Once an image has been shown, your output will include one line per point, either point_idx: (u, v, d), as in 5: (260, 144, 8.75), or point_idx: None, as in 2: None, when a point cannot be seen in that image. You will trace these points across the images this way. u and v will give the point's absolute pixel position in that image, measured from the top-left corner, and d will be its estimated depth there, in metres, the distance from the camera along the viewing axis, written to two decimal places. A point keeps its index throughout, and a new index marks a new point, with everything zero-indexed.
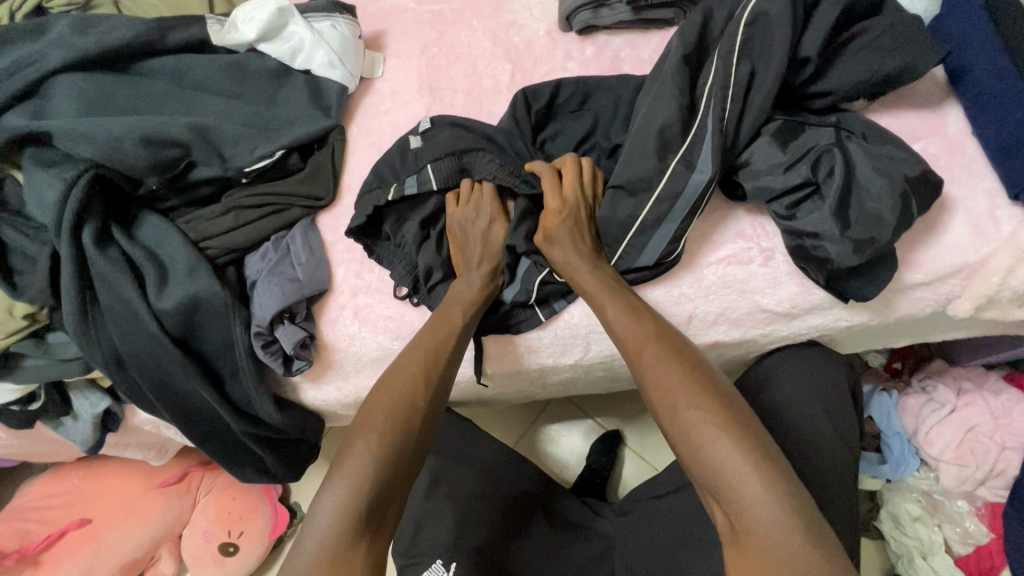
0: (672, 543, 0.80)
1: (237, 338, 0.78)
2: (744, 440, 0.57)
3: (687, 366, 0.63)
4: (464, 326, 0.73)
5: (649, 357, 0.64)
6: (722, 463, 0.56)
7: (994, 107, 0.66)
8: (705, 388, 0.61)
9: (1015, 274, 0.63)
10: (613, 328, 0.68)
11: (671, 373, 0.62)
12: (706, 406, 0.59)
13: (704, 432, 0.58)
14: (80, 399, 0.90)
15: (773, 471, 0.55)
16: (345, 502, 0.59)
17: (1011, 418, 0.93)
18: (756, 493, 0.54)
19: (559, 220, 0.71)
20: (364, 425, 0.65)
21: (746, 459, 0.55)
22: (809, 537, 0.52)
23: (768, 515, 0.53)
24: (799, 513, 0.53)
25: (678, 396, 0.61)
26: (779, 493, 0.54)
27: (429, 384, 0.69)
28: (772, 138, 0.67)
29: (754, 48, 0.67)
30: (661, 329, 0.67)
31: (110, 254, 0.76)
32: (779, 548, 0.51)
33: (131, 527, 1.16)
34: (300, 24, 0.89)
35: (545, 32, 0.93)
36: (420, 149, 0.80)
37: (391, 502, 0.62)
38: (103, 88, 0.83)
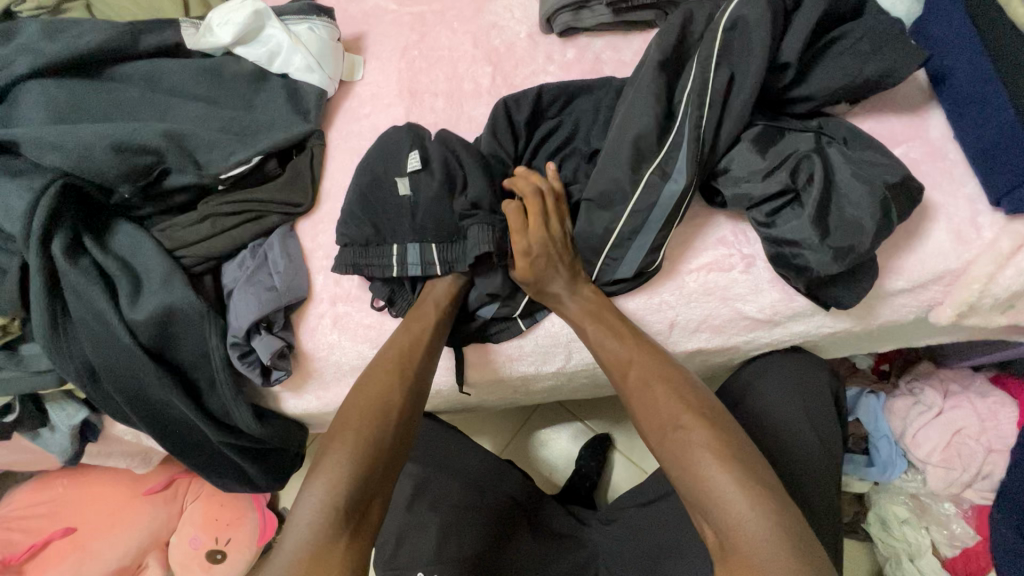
0: (657, 553, 0.79)
1: (213, 349, 0.77)
2: (734, 459, 0.56)
3: (676, 387, 0.63)
4: (439, 320, 0.73)
5: (636, 377, 0.65)
6: (710, 482, 0.56)
7: (975, 112, 0.65)
8: (695, 408, 0.61)
9: (997, 282, 0.63)
10: (599, 350, 0.67)
11: (656, 395, 0.63)
12: (694, 426, 0.59)
13: (693, 451, 0.58)
14: (56, 410, 0.89)
15: (762, 488, 0.54)
16: (320, 503, 0.58)
17: (997, 421, 0.93)
18: (743, 510, 0.53)
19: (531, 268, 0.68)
20: (345, 419, 0.65)
21: (734, 478, 0.55)
22: (800, 555, 0.50)
23: (757, 532, 0.52)
24: (789, 532, 0.52)
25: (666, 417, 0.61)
26: (767, 510, 0.53)
27: (404, 381, 0.68)
28: (752, 143, 0.66)
29: (732, 52, 0.66)
30: (647, 349, 0.67)
31: (81, 265, 0.75)
32: (769, 566, 0.50)
33: (115, 537, 1.14)
34: (277, 27, 0.87)
35: (525, 34, 0.92)
36: (415, 203, 0.73)
37: (373, 495, 0.61)
38: (73, 95, 0.82)
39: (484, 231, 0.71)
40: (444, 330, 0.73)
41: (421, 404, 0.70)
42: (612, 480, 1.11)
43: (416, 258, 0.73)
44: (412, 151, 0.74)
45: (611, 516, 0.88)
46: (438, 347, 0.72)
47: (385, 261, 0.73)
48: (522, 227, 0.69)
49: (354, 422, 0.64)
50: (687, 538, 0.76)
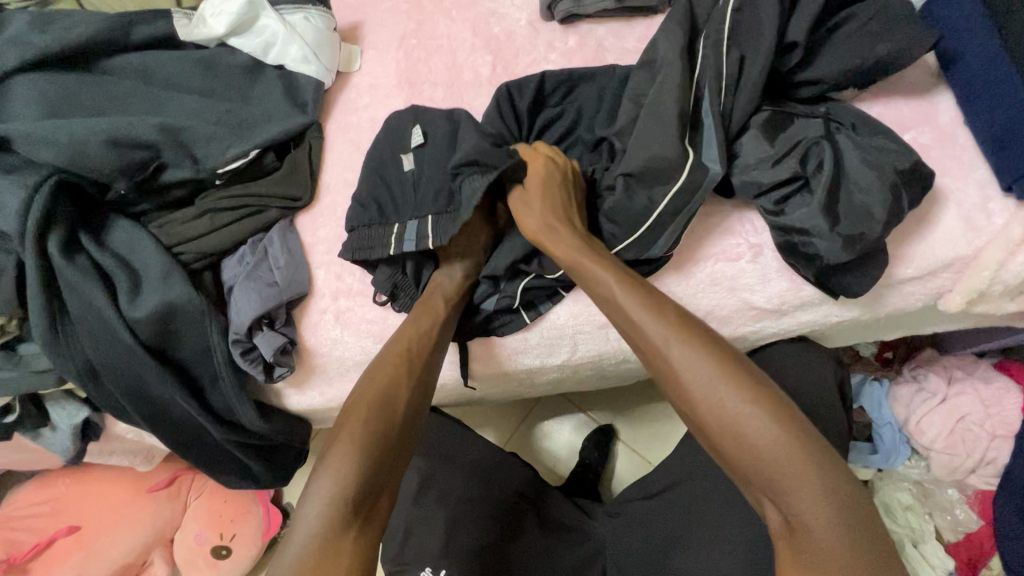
0: (667, 544, 0.79)
1: (215, 346, 0.76)
2: (796, 433, 0.52)
3: (724, 355, 0.56)
4: (447, 315, 0.72)
5: (679, 347, 0.57)
6: (777, 464, 0.51)
7: (987, 95, 0.64)
8: (748, 377, 0.55)
9: (1008, 268, 0.62)
10: (636, 319, 0.60)
11: (706, 366, 0.56)
12: (751, 401, 0.54)
13: (753, 435, 0.52)
14: (57, 410, 0.88)
15: (826, 469, 0.51)
16: (330, 496, 0.57)
17: (1002, 407, 0.93)
18: (813, 492, 0.50)
19: (541, 182, 0.69)
20: (354, 409, 0.64)
21: (801, 457, 0.51)
22: (866, 536, 0.49)
23: (827, 513, 0.50)
24: (854, 506, 0.50)
25: (720, 392, 0.54)
26: (834, 488, 0.50)
27: (410, 377, 0.67)
28: (760, 130, 0.65)
29: (741, 35, 0.65)
30: (681, 315, 0.60)
31: (78, 263, 0.74)
32: (840, 547, 0.49)
33: (119, 534, 1.14)
34: (272, 16, 0.86)
35: (526, 22, 0.90)
36: (417, 176, 0.75)
37: (382, 488, 0.61)
38: (65, 88, 0.80)
39: (470, 178, 0.68)
40: (450, 325, 0.73)
41: (427, 399, 0.69)
42: (616, 471, 1.11)
43: (412, 234, 0.71)
44: (416, 127, 0.77)
45: (617, 509, 0.88)
46: (444, 341, 0.72)
47: (385, 240, 0.72)
48: (547, 152, 0.72)
49: (363, 416, 0.63)
50: (697, 528, 0.77)
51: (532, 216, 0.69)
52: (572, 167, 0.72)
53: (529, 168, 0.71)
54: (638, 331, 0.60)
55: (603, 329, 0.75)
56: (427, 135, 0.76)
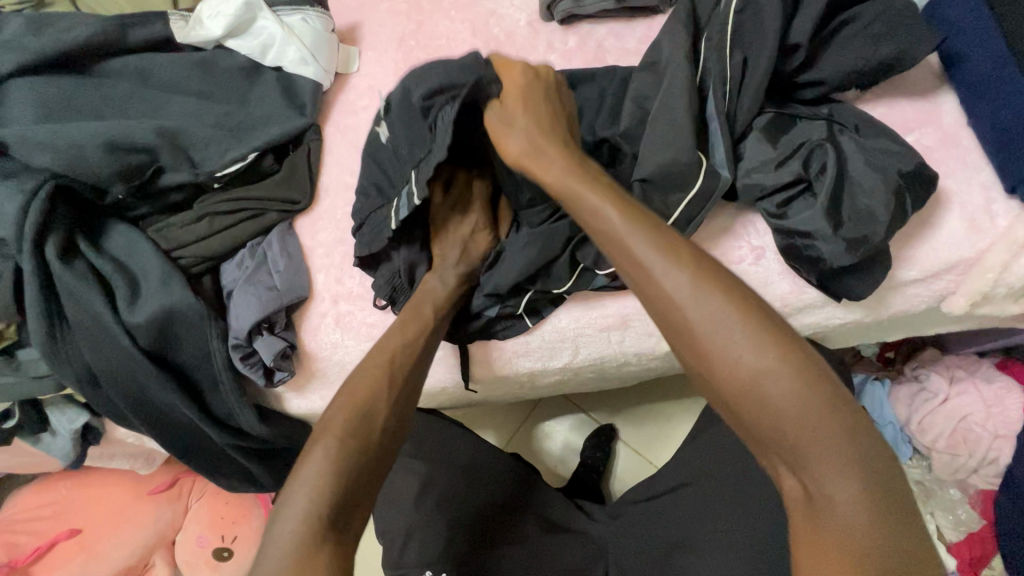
0: (667, 547, 0.79)
1: (215, 351, 0.76)
2: (815, 386, 0.45)
3: (735, 295, 0.48)
4: (436, 325, 0.71)
5: (683, 285, 0.49)
6: (792, 419, 0.45)
7: (991, 96, 0.64)
8: (763, 321, 0.47)
9: (1011, 270, 0.62)
10: (634, 256, 0.52)
11: (714, 306, 0.48)
12: (764, 347, 0.46)
13: (772, 391, 0.45)
14: (57, 415, 0.88)
15: (852, 431, 0.44)
16: (305, 508, 0.54)
17: (1003, 407, 0.91)
18: (833, 453, 0.44)
19: (522, 93, 0.66)
20: (333, 414, 0.62)
21: (820, 412, 0.44)
22: (897, 513, 0.43)
23: (851, 479, 0.43)
24: (881, 474, 0.44)
25: (730, 337, 0.47)
26: (860, 449, 0.44)
27: (392, 383, 0.66)
28: (762, 132, 0.65)
29: (743, 36, 0.65)
30: (690, 252, 0.52)
31: (76, 268, 0.73)
32: (867, 520, 0.42)
33: (121, 537, 1.14)
34: (269, 18, 0.85)
35: (525, 22, 0.89)
36: (394, 142, 0.71)
37: (361, 497, 0.58)
38: (61, 92, 0.80)
39: (445, 110, 0.65)
40: (438, 336, 0.72)
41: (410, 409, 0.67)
42: (617, 470, 1.11)
43: (406, 200, 0.69)
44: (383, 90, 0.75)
45: (618, 511, 0.87)
46: (430, 346, 0.70)
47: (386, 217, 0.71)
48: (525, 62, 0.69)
49: (341, 420, 0.61)
50: (698, 531, 0.76)
51: (512, 129, 0.64)
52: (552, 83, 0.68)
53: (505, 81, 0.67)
54: (640, 272, 0.52)
55: (604, 333, 0.75)
56: (390, 102, 0.72)
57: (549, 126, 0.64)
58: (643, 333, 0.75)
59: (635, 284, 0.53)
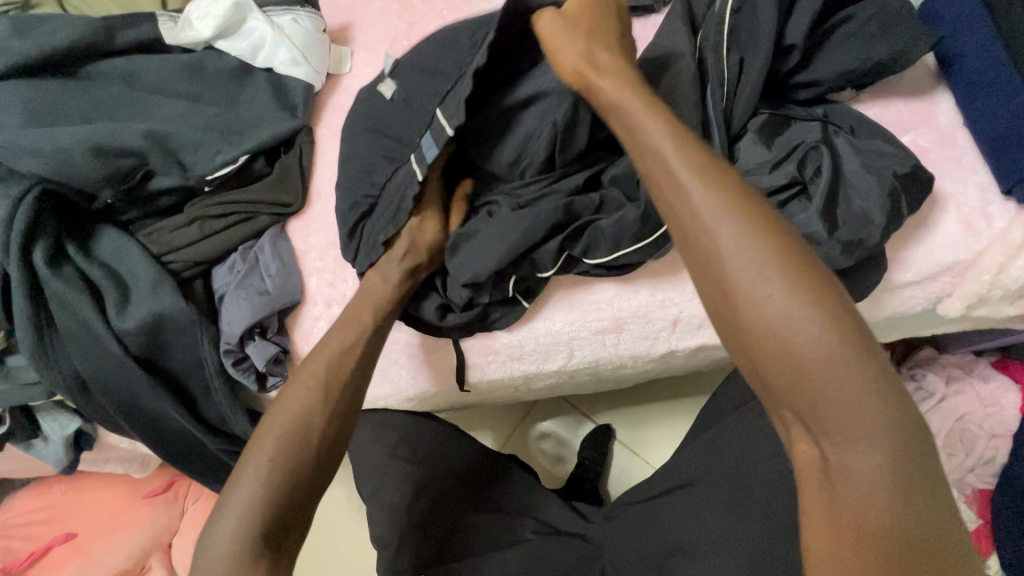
0: (665, 551, 0.76)
1: (206, 356, 0.75)
2: (856, 351, 0.42)
3: (784, 250, 0.45)
4: (376, 326, 0.67)
5: (728, 232, 0.46)
6: (827, 381, 0.42)
7: (987, 96, 0.64)
8: (811, 279, 0.44)
9: (1007, 272, 0.61)
10: (680, 195, 0.48)
11: (762, 257, 0.45)
12: (809, 305, 0.43)
13: (804, 350, 0.43)
14: (48, 421, 0.87)
15: (887, 402, 0.42)
16: (235, 537, 0.53)
17: (1000, 406, 0.92)
18: (862, 421, 0.42)
19: (583, 12, 0.63)
20: (265, 436, 0.59)
21: (858, 378, 0.42)
22: (920, 487, 0.41)
23: (877, 450, 0.41)
24: (911, 448, 0.42)
25: (772, 290, 0.44)
26: (892, 423, 0.42)
27: (330, 399, 0.62)
28: (757, 134, 0.64)
29: (738, 37, 0.64)
30: (746, 196, 0.47)
31: (65, 274, 0.72)
32: (885, 494, 0.41)
33: (116, 541, 1.13)
34: (259, 18, 0.84)
35: None
36: (407, 96, 0.70)
37: (295, 517, 0.57)
38: (48, 95, 0.79)
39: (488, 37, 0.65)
40: (381, 336, 0.68)
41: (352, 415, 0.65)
42: (614, 469, 1.10)
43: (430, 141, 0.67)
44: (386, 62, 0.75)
45: (615, 513, 0.86)
46: (372, 354, 0.67)
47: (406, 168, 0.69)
48: None
49: (272, 444, 0.58)
50: (692, 534, 0.75)
51: (569, 49, 0.60)
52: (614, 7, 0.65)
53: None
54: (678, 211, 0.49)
55: (600, 335, 0.74)
56: (400, 62, 0.73)
57: (608, 51, 0.60)
58: (639, 336, 0.74)
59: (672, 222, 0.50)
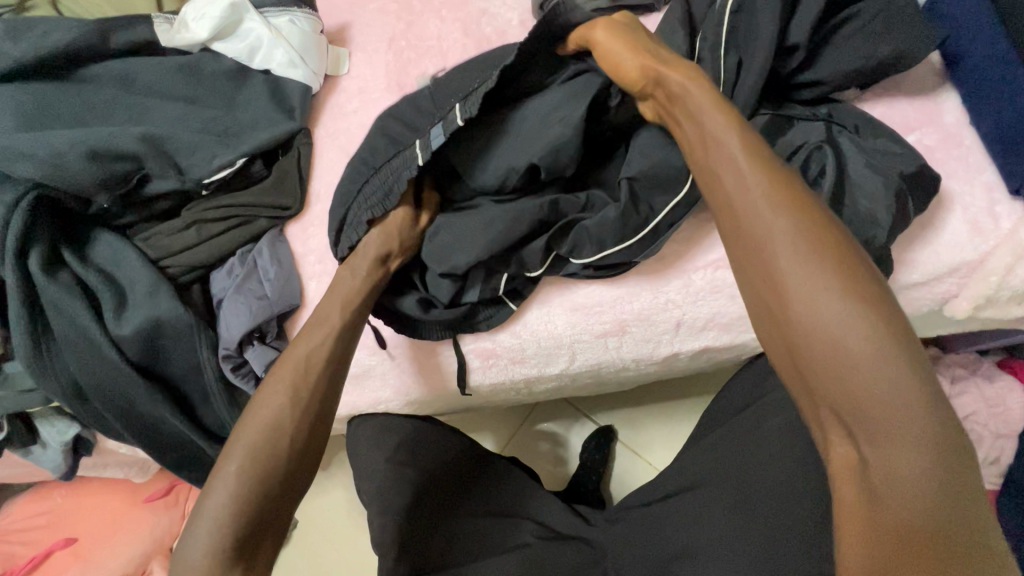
0: (671, 555, 0.75)
1: (204, 362, 0.74)
2: (911, 354, 0.40)
3: (839, 243, 0.43)
4: (346, 325, 0.65)
5: (783, 218, 0.44)
6: (880, 378, 0.39)
7: (993, 95, 0.63)
8: (867, 276, 0.42)
9: (1014, 273, 0.61)
10: (734, 181, 0.48)
11: (818, 245, 0.43)
12: (864, 298, 0.41)
13: (849, 337, 0.40)
14: (46, 427, 0.86)
15: (944, 412, 0.39)
16: (209, 548, 0.51)
17: (1005, 406, 0.92)
18: (916, 427, 0.38)
19: (634, 33, 0.62)
20: (234, 445, 0.57)
21: (914, 381, 0.39)
22: (972, 507, 0.37)
23: (928, 463, 0.38)
24: (966, 469, 0.38)
25: (826, 278, 0.42)
26: (948, 437, 0.38)
27: (302, 404, 0.59)
28: (759, 134, 0.63)
29: (740, 37, 0.63)
30: (802, 190, 0.46)
31: (61, 280, 0.72)
32: (934, 511, 0.37)
33: (116, 546, 1.12)
34: (256, 19, 0.84)
35: (517, 21, 0.88)
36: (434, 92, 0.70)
37: (269, 525, 0.55)
38: (43, 98, 0.78)
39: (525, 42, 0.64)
40: (354, 335, 0.66)
41: (330, 417, 0.62)
42: (617, 471, 1.10)
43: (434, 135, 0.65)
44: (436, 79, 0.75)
45: (617, 515, 0.87)
46: (343, 356, 0.64)
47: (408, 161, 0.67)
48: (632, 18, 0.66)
49: (240, 454, 0.55)
50: (696, 538, 0.74)
51: (626, 54, 0.61)
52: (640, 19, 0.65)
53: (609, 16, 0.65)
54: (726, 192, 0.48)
55: (601, 339, 0.74)
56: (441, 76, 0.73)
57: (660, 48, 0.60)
58: (641, 339, 0.74)
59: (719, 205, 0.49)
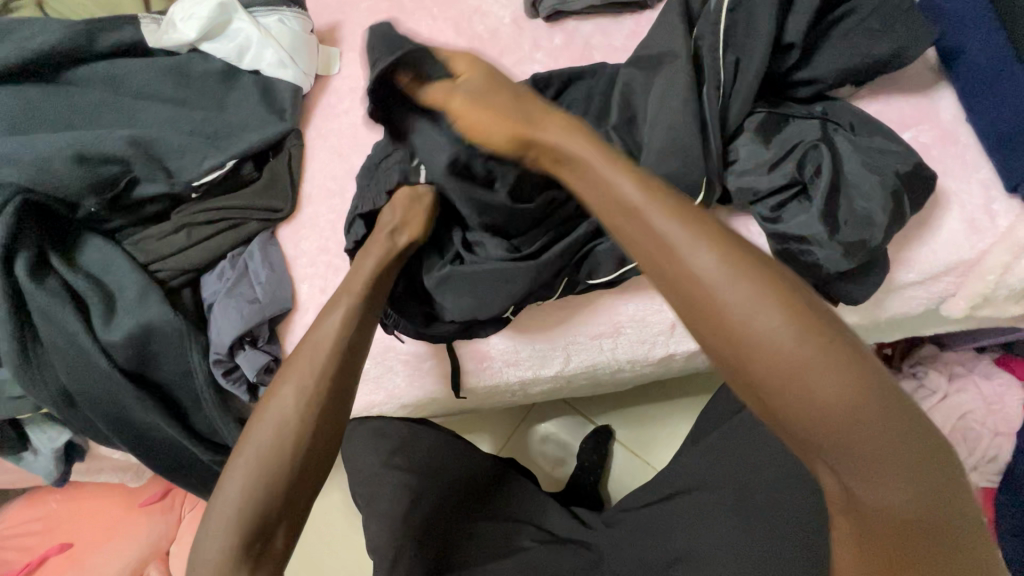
0: (668, 560, 0.74)
1: (196, 367, 0.74)
2: (876, 396, 0.38)
3: (783, 295, 0.39)
4: (366, 311, 0.62)
5: (722, 284, 0.40)
6: (855, 439, 0.37)
7: (990, 92, 0.62)
8: (819, 326, 0.39)
9: (1012, 271, 0.60)
10: (662, 248, 0.43)
11: (764, 310, 0.39)
12: (822, 355, 0.38)
13: (833, 404, 0.38)
14: (38, 433, 0.85)
15: (920, 438, 0.38)
16: (225, 537, 0.50)
17: (1003, 404, 0.91)
18: (898, 472, 0.38)
19: (489, 95, 0.57)
20: (245, 441, 0.54)
21: (886, 428, 0.38)
22: (958, 517, 0.39)
23: (914, 497, 0.38)
24: (948, 482, 0.39)
25: (782, 346, 0.38)
26: (927, 463, 0.38)
27: (319, 387, 0.57)
28: (755, 133, 0.63)
29: (734, 36, 0.62)
30: (734, 239, 0.42)
31: (48, 286, 0.71)
32: (929, 536, 0.38)
33: (111, 551, 1.11)
34: (245, 19, 0.82)
35: (510, 19, 0.87)
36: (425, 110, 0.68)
37: (284, 514, 0.53)
38: (30, 102, 0.77)
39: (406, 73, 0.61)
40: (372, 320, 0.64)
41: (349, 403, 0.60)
42: (615, 472, 1.09)
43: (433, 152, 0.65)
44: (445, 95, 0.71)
45: (615, 519, 0.85)
46: (363, 339, 0.62)
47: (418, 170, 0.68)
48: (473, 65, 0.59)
49: (253, 444, 0.53)
50: (693, 541, 0.73)
51: (493, 118, 0.56)
52: (487, 65, 0.59)
53: (455, 68, 0.59)
54: (671, 255, 0.42)
55: (596, 340, 0.73)
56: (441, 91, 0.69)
57: (522, 106, 0.55)
58: (636, 341, 0.73)
59: (658, 271, 0.44)
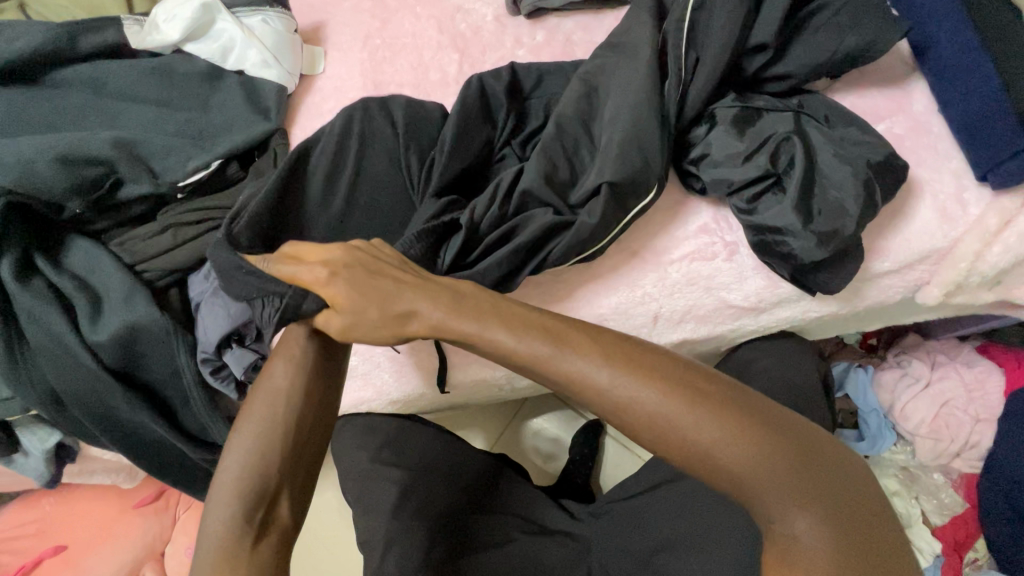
0: (652, 548, 0.76)
1: (183, 366, 0.74)
2: (766, 447, 0.46)
3: (664, 382, 0.48)
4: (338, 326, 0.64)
5: (615, 379, 0.48)
6: (752, 479, 0.46)
7: (958, 84, 0.64)
8: (700, 402, 0.47)
9: (984, 259, 0.62)
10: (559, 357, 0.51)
11: (651, 398, 0.48)
12: (709, 424, 0.46)
13: (722, 457, 0.46)
14: (28, 435, 0.86)
15: (810, 468, 0.46)
16: (229, 503, 0.53)
17: (984, 391, 0.93)
18: (796, 500, 0.45)
19: (347, 296, 0.53)
20: (244, 418, 0.58)
21: (778, 466, 0.46)
22: (866, 525, 0.46)
23: (821, 517, 0.45)
24: (845, 502, 0.46)
25: (674, 423, 0.47)
26: (822, 486, 0.46)
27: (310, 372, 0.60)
28: (728, 125, 0.64)
29: (707, 32, 0.64)
30: (617, 345, 0.51)
31: (34, 287, 0.71)
32: (843, 550, 0.44)
33: (106, 552, 1.11)
34: (228, 20, 0.83)
35: (492, 17, 0.87)
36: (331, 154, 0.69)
37: (284, 482, 0.55)
38: (12, 105, 0.78)
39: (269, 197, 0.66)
40: None
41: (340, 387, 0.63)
42: (606, 466, 1.10)
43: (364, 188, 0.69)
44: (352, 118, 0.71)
45: (603, 510, 0.86)
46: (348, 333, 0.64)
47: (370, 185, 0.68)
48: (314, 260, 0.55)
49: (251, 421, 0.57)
50: (680, 531, 0.74)
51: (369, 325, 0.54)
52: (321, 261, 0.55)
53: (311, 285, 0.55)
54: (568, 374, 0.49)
55: None
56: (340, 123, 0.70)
57: (392, 298, 0.53)
58: None
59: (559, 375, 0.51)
